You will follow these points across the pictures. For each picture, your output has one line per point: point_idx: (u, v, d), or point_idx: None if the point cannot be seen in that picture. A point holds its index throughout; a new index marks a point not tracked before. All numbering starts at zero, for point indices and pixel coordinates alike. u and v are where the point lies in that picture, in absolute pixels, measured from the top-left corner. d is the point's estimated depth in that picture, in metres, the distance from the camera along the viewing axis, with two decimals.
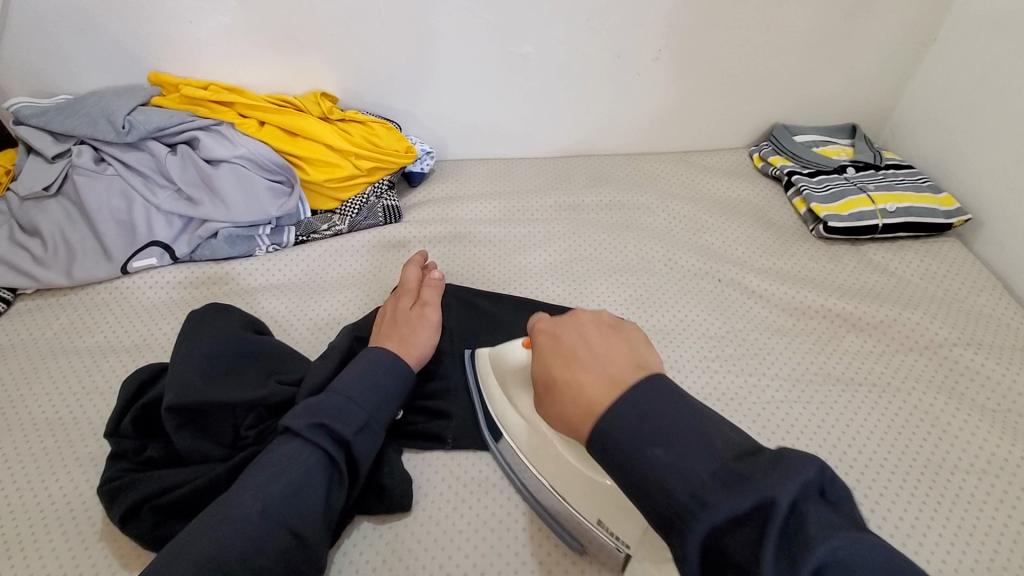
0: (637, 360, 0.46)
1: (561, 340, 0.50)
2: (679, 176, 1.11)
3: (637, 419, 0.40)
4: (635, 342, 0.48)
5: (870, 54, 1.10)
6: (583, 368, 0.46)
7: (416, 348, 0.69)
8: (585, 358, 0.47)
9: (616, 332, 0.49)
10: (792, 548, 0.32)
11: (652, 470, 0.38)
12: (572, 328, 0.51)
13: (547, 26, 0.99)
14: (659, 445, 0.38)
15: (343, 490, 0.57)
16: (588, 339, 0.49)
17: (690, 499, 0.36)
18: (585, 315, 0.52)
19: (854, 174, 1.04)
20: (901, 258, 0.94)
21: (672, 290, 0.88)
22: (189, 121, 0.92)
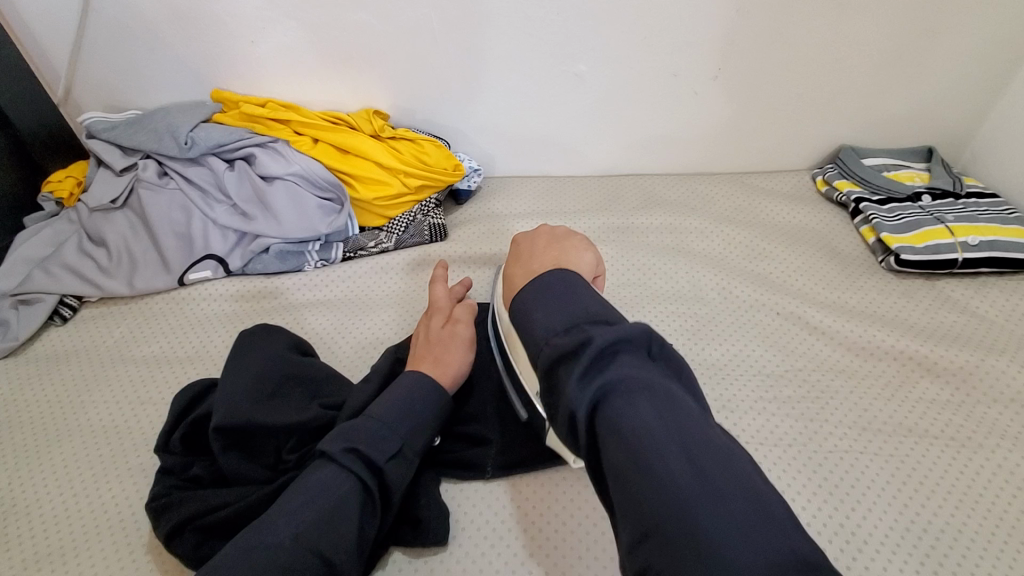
0: (558, 257, 0.54)
1: (518, 247, 0.60)
2: (736, 198, 1.07)
3: (533, 293, 0.45)
4: (570, 249, 0.56)
5: (953, 72, 1.02)
6: (518, 267, 0.56)
7: (451, 368, 0.67)
8: (525, 263, 0.55)
9: (559, 241, 0.58)
10: (592, 375, 0.37)
11: (530, 324, 0.43)
12: (529, 238, 0.60)
13: (603, 44, 0.97)
14: (540, 305, 0.43)
15: (375, 519, 0.55)
16: (534, 245, 0.58)
17: (547, 339, 0.41)
18: (545, 230, 0.61)
19: (930, 201, 0.96)
20: (983, 296, 0.86)
21: (724, 322, 0.84)
22: (247, 138, 0.95)
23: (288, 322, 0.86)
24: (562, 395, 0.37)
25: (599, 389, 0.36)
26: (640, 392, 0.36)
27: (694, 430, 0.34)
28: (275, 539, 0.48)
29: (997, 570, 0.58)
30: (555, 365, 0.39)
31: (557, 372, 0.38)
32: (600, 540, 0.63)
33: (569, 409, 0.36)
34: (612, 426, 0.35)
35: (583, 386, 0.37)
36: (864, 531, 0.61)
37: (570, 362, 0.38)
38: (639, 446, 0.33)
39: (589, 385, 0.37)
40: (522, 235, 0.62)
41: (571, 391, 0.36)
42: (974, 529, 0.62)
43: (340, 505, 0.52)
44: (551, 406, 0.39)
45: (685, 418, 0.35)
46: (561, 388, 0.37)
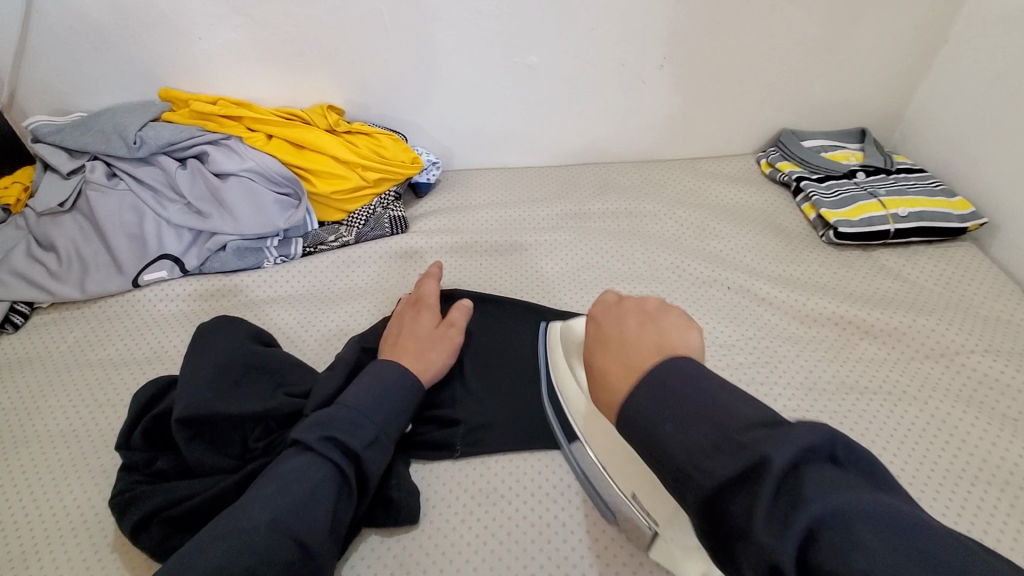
0: (665, 345, 0.44)
1: (602, 328, 0.50)
2: (687, 182, 1.11)
3: (645, 397, 0.41)
4: (672, 326, 0.46)
5: (880, 57, 1.09)
6: (606, 355, 0.47)
7: (433, 368, 0.69)
8: (615, 348, 0.47)
9: (653, 320, 0.48)
10: (785, 510, 0.31)
11: (657, 441, 0.39)
12: (613, 315, 0.51)
13: (554, 36, 1.00)
14: (670, 420, 0.39)
15: (352, 504, 0.56)
16: (624, 326, 0.48)
17: (691, 466, 0.36)
18: (629, 301, 0.51)
19: (865, 179, 1.03)
20: (915, 264, 0.92)
21: (679, 298, 0.88)
22: (199, 136, 0.94)
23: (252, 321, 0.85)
24: (752, 540, 0.31)
25: (801, 530, 0.30)
26: (857, 523, 0.29)
27: (926, 540, 0.29)
28: (244, 521, 0.48)
29: (929, 510, 0.63)
30: (720, 501, 0.34)
31: (727, 506, 0.34)
32: (568, 508, 0.65)
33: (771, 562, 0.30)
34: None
35: (778, 529, 0.31)
36: None
37: (749, 494, 0.33)
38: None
39: (783, 524, 0.31)
40: (603, 311, 0.52)
41: (768, 537, 0.31)
42: (911, 474, 0.66)
43: (312, 488, 0.52)
44: (729, 551, 0.34)
45: (929, 551, 0.28)
46: (751, 533, 0.31)
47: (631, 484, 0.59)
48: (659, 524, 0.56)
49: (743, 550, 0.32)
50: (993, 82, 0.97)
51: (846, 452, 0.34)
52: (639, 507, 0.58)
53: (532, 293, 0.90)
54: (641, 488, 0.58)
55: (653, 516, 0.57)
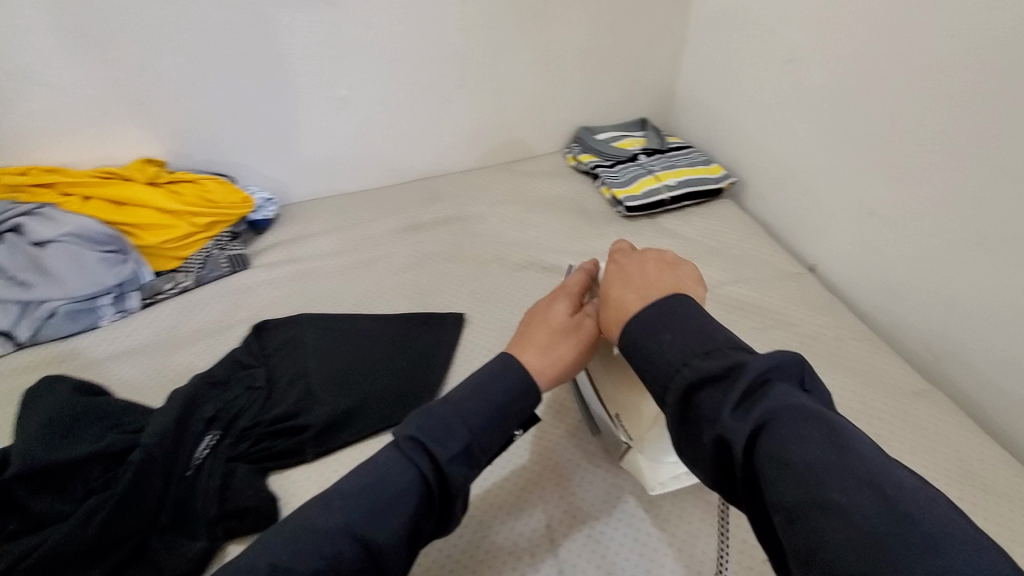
0: (677, 283, 0.56)
1: (626, 269, 0.59)
2: (506, 184, 1.25)
3: (657, 310, 0.51)
4: (681, 278, 0.58)
5: (640, 58, 1.30)
6: (625, 287, 0.57)
7: (562, 361, 0.60)
8: (636, 280, 0.57)
9: (672, 268, 0.59)
10: (747, 402, 0.41)
11: (649, 347, 0.49)
12: (637, 260, 0.60)
13: (357, 70, 1.10)
14: (664, 325, 0.49)
15: None
16: (643, 268, 0.58)
17: (678, 363, 0.46)
18: (651, 252, 0.61)
19: (646, 159, 1.23)
20: (688, 223, 1.13)
21: (503, 284, 1.00)
22: (10, 208, 0.92)
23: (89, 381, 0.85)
24: (718, 422, 0.41)
25: (755, 421, 0.40)
26: (800, 423, 0.39)
27: (868, 458, 0.37)
28: None
29: None
30: (693, 392, 0.44)
31: (699, 397, 0.44)
32: None
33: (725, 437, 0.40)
34: (772, 461, 0.38)
35: (741, 418, 0.41)
36: None
37: (724, 390, 0.42)
38: (815, 478, 0.36)
39: (743, 416, 0.41)
40: (625, 257, 0.61)
41: (728, 420, 0.41)
42: None
43: None
44: (692, 436, 0.44)
45: (844, 440, 0.38)
46: (717, 416, 0.41)
47: (613, 405, 0.64)
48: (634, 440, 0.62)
49: (708, 429, 0.42)
50: (718, 70, 1.21)
51: (806, 377, 0.45)
52: (619, 425, 0.64)
53: (376, 304, 0.98)
54: (621, 408, 0.63)
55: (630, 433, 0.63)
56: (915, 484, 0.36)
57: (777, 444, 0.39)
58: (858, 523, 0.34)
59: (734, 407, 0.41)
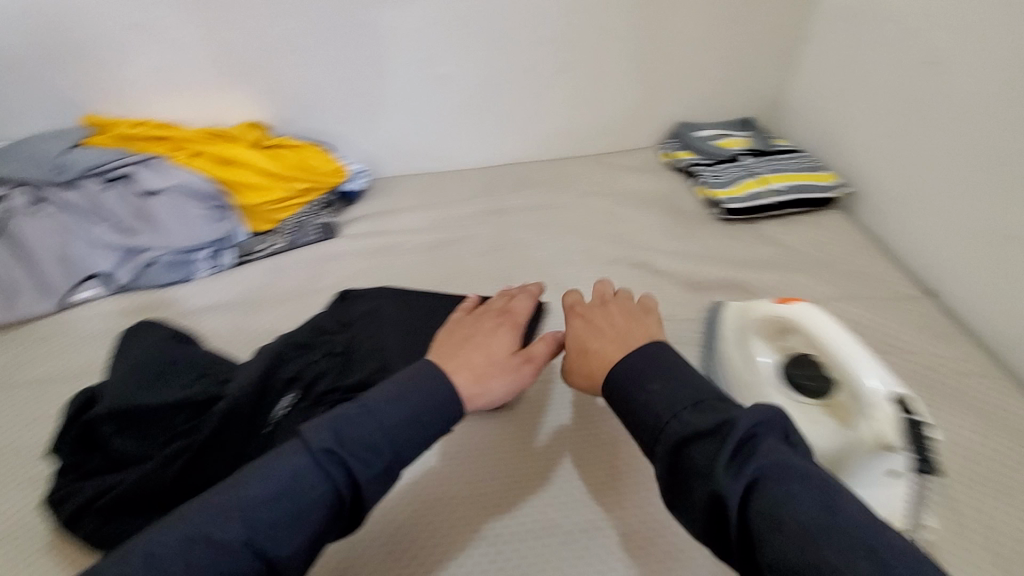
0: (646, 332, 0.62)
1: (593, 321, 0.65)
2: (596, 175, 1.20)
3: (637, 359, 0.56)
4: (651, 325, 0.63)
5: (752, 54, 1.23)
6: (604, 340, 0.62)
7: (493, 394, 0.59)
8: (607, 331, 0.63)
9: (637, 317, 0.65)
10: (742, 457, 0.44)
11: (632, 398, 0.53)
12: (603, 312, 0.66)
13: (458, 48, 1.08)
14: (650, 375, 0.54)
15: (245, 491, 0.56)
16: (615, 321, 0.64)
17: (666, 415, 0.50)
18: (613, 304, 0.68)
19: (749, 161, 1.15)
20: (791, 231, 1.05)
21: (589, 276, 0.95)
22: (124, 158, 0.97)
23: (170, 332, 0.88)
24: (714, 478, 0.44)
25: (748, 478, 0.43)
26: (790, 481, 0.42)
27: (857, 521, 0.40)
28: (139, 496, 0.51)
29: None
30: (684, 444, 0.47)
31: (692, 452, 0.46)
32: None
33: (719, 492, 0.43)
34: (767, 519, 0.41)
35: (733, 472, 0.43)
36: None
37: (715, 443, 0.45)
38: (814, 538, 0.39)
39: (738, 471, 0.43)
40: (587, 310, 0.68)
41: (725, 477, 0.43)
42: None
43: None
44: (687, 492, 0.46)
45: (840, 499, 0.42)
46: (711, 474, 0.44)
47: None
48: None
49: (699, 482, 0.44)
50: (842, 72, 1.12)
51: (792, 431, 0.48)
52: None
53: (457, 284, 0.96)
54: None
55: None
56: (905, 548, 0.39)
57: (769, 501, 0.42)
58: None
59: (729, 464, 0.44)
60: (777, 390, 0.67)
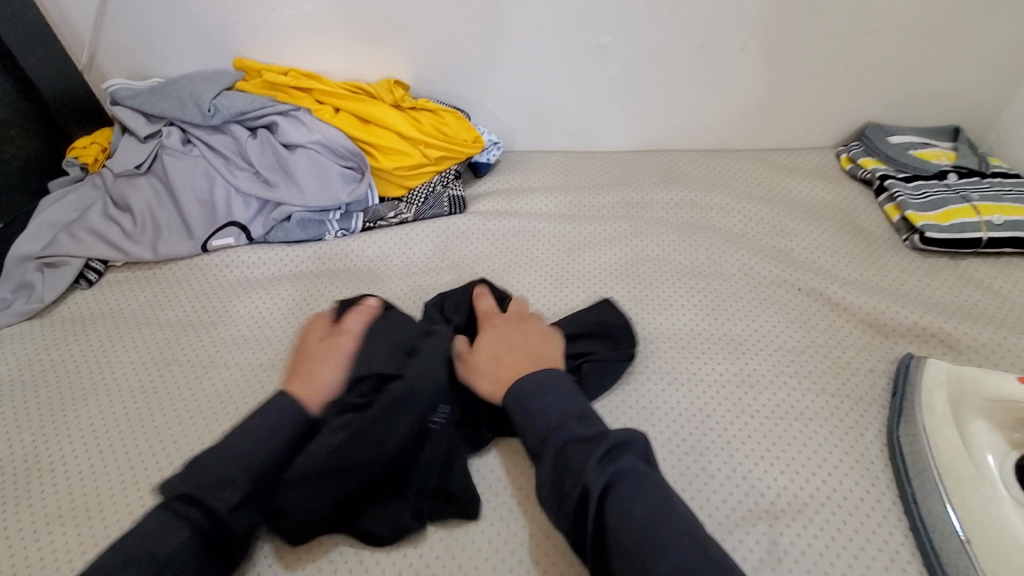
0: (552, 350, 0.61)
1: (547, 334, 0.64)
2: (757, 176, 1.05)
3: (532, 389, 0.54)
4: (538, 342, 0.62)
5: (982, 49, 1.00)
6: (513, 352, 0.60)
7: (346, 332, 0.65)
8: (517, 347, 0.61)
9: (545, 335, 0.64)
10: (603, 458, 0.47)
11: (535, 406, 0.53)
12: (514, 328, 0.64)
13: (624, 14, 0.96)
14: (550, 389, 0.54)
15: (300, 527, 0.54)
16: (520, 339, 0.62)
17: (557, 419, 0.51)
18: (526, 320, 0.66)
19: (957, 181, 0.95)
20: (1007, 276, 0.85)
21: (747, 297, 0.83)
22: (269, 106, 0.95)
23: (287, 300, 0.86)
24: (582, 473, 0.46)
25: (610, 476, 0.46)
26: (639, 488, 0.45)
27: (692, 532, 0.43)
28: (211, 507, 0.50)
29: None
30: (564, 451, 0.49)
31: (568, 454, 0.48)
32: None
33: (582, 487, 0.45)
34: (620, 510, 0.44)
35: (598, 468, 0.46)
36: (880, 502, 0.60)
37: (588, 448, 0.48)
38: (661, 544, 0.42)
39: (602, 468, 0.46)
40: (500, 324, 0.65)
41: (589, 472, 0.46)
42: None
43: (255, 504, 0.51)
44: (558, 493, 0.48)
45: (669, 519, 0.44)
46: (579, 471, 0.47)
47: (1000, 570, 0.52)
48: None
49: (572, 479, 0.47)
50: None
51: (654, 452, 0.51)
52: None
53: (593, 284, 0.86)
54: None
55: None
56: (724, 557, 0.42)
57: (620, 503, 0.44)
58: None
59: (593, 461, 0.46)
60: (1007, 494, 0.55)
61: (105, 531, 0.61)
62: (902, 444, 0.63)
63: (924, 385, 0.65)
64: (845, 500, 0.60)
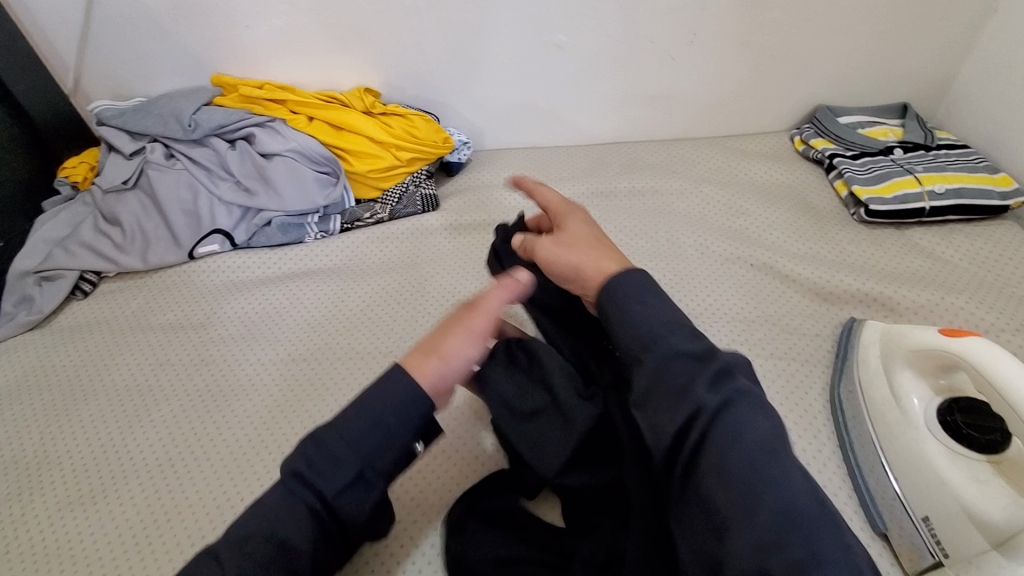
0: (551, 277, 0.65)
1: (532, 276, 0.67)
2: (715, 161, 1.10)
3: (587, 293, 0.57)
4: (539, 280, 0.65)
5: (923, 29, 1.05)
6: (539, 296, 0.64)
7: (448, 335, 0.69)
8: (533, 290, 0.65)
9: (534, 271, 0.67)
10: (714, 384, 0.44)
11: (631, 313, 0.48)
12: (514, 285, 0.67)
13: (579, 14, 1.01)
14: (653, 292, 0.49)
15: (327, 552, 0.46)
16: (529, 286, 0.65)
17: (659, 330, 0.47)
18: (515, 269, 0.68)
19: (903, 155, 1.00)
20: (949, 242, 0.90)
21: (703, 274, 0.88)
22: (246, 118, 1.00)
23: (270, 301, 0.91)
24: (690, 394, 0.43)
25: (723, 397, 0.43)
26: (752, 418, 0.43)
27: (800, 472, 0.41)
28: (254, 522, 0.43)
29: None
30: (665, 363, 0.45)
31: (669, 371, 0.45)
32: None
33: (693, 409, 0.43)
34: (731, 435, 0.42)
35: (713, 391, 0.44)
36: (821, 452, 0.65)
37: (696, 370, 0.44)
38: (764, 467, 0.41)
39: (716, 390, 0.44)
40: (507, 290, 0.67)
41: (704, 393, 0.43)
42: None
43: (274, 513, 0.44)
44: (653, 406, 0.45)
45: (763, 440, 0.42)
46: (686, 391, 0.43)
47: (922, 505, 0.57)
48: (950, 554, 0.54)
49: (680, 402, 0.43)
50: None
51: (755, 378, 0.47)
52: (929, 529, 0.56)
53: None
54: (941, 514, 0.55)
55: (943, 544, 0.55)
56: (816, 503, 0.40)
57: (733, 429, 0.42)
58: (781, 514, 0.39)
59: (705, 383, 0.44)
60: (930, 434, 0.60)
61: (110, 517, 0.66)
62: (842, 399, 0.68)
63: (861, 344, 0.70)
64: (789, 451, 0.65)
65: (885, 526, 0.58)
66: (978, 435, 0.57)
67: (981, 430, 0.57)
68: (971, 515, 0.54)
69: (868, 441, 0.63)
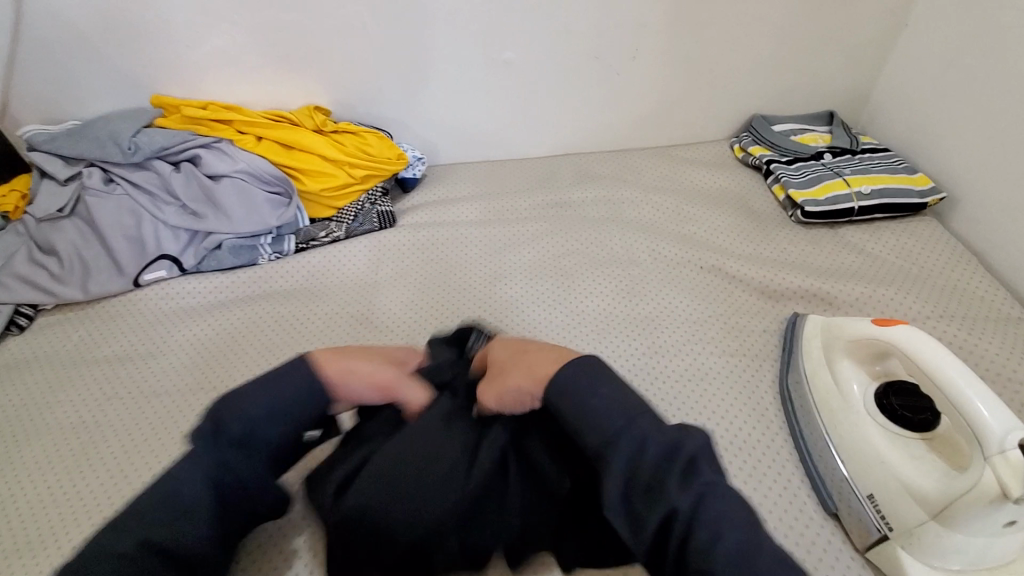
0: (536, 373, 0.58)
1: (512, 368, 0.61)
2: (662, 169, 1.15)
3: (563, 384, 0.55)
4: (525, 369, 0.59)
5: (844, 42, 1.13)
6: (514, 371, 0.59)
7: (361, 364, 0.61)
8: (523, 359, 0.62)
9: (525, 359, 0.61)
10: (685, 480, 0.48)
11: (586, 405, 0.53)
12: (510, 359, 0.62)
13: (526, 32, 1.04)
14: (604, 382, 0.54)
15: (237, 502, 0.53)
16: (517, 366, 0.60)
17: (621, 421, 0.51)
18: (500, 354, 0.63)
19: (832, 160, 1.08)
20: (878, 238, 0.97)
21: (657, 279, 0.91)
22: (191, 140, 0.98)
23: (225, 325, 0.88)
24: (664, 492, 0.47)
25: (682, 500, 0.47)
26: (722, 510, 0.46)
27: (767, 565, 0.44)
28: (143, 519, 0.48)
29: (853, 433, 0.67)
30: (635, 463, 0.49)
31: (642, 470, 0.48)
32: None
33: (671, 505, 0.46)
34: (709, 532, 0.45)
35: (682, 486, 0.47)
36: (774, 442, 0.69)
37: (666, 465, 0.48)
38: (739, 555, 0.44)
39: (685, 487, 0.47)
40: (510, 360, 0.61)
41: (673, 491, 0.47)
42: None
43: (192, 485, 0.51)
44: (632, 505, 0.48)
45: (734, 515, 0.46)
46: (661, 489, 0.47)
47: (867, 484, 0.60)
48: (895, 529, 0.57)
49: (656, 500, 0.47)
50: (950, 63, 1.02)
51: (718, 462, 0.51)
52: (873, 507, 0.59)
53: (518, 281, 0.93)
54: (886, 492, 0.59)
55: (887, 519, 0.58)
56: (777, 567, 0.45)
57: (707, 523, 0.45)
58: None
59: (672, 479, 0.47)
60: (870, 418, 0.64)
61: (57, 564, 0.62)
62: (790, 389, 0.72)
63: (804, 337, 0.75)
64: (746, 444, 0.68)
65: (836, 506, 0.62)
66: (912, 415, 0.62)
67: (915, 411, 0.62)
68: (911, 490, 0.57)
69: (815, 426, 0.67)
